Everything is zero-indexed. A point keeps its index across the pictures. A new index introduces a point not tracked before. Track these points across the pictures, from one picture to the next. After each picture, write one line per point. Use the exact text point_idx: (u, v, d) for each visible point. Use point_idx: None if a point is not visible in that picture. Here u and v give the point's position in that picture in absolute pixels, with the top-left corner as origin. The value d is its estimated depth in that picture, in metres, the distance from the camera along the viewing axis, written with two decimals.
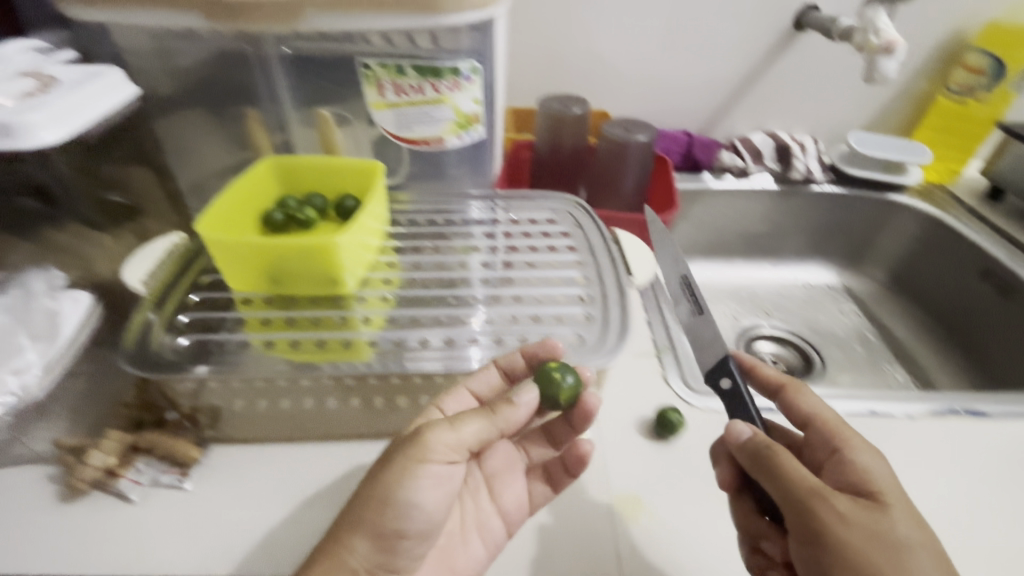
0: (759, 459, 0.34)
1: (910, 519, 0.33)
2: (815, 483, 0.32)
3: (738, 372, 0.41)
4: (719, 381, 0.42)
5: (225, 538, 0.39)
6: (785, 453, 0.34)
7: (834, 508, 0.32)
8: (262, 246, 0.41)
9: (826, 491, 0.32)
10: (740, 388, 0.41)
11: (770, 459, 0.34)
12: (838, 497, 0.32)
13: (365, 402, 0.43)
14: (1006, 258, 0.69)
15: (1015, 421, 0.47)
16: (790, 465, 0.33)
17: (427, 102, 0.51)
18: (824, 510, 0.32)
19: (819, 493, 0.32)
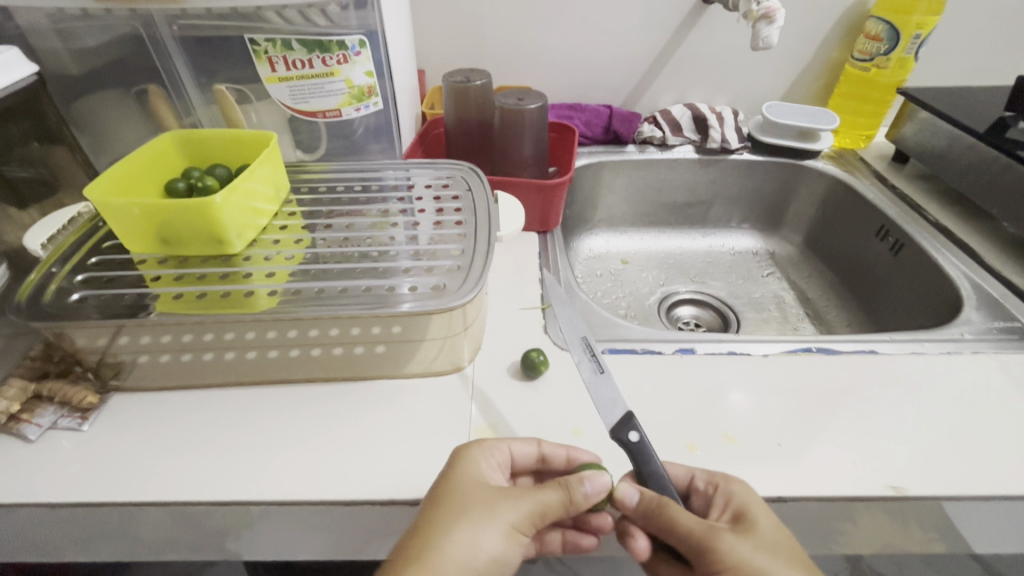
0: (654, 510, 0.38)
1: (791, 549, 0.35)
2: (701, 527, 0.36)
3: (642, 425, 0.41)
4: (626, 435, 0.42)
5: (130, 474, 0.43)
6: (672, 505, 0.37)
7: (724, 550, 0.35)
8: (144, 207, 0.44)
9: (710, 530, 0.36)
10: (645, 439, 0.41)
11: (661, 511, 0.37)
12: (723, 537, 0.35)
13: (261, 351, 0.47)
14: (898, 216, 0.72)
15: (862, 355, 0.51)
16: (678, 515, 0.37)
17: (318, 74, 0.55)
18: (713, 547, 0.35)
19: (707, 532, 0.36)
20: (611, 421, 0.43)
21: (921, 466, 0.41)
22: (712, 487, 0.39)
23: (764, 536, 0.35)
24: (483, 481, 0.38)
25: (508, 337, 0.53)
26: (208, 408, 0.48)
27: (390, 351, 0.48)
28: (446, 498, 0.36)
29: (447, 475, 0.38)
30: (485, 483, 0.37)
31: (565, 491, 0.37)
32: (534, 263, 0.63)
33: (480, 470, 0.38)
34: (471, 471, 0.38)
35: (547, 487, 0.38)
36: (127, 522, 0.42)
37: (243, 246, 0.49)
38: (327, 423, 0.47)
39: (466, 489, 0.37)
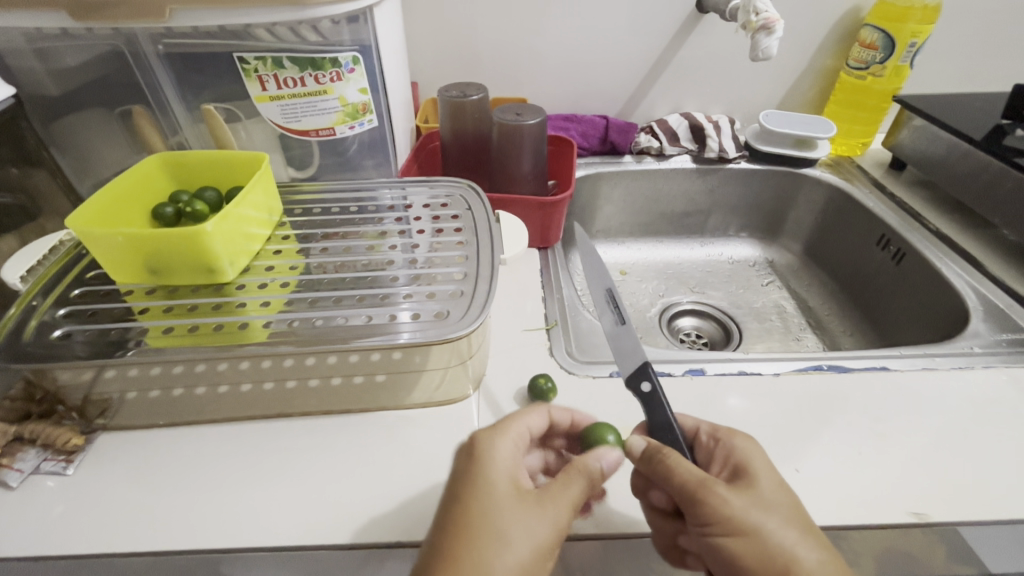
0: (654, 458, 0.37)
1: (791, 509, 0.34)
2: (698, 478, 0.35)
3: (656, 376, 0.41)
4: (640, 385, 0.42)
5: (118, 520, 0.41)
6: (671, 452, 0.36)
7: (723, 501, 0.34)
8: (131, 237, 0.42)
9: (707, 480, 0.35)
10: (657, 391, 0.41)
11: (659, 457, 0.36)
12: (718, 489, 0.34)
13: (256, 383, 0.45)
14: (899, 224, 0.71)
15: (872, 372, 0.50)
16: (677, 463, 0.35)
17: (310, 93, 0.53)
18: (709, 498, 0.34)
19: (704, 484, 0.34)
20: (626, 370, 0.44)
21: (940, 490, 0.41)
22: (717, 443, 0.39)
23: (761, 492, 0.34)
24: (508, 482, 0.35)
25: (512, 361, 0.51)
26: (201, 445, 0.46)
27: (393, 380, 0.46)
28: (469, 507, 0.33)
29: (469, 471, 0.35)
30: (511, 485, 0.34)
31: (586, 477, 0.36)
32: (535, 281, 0.61)
33: (503, 468, 0.35)
34: (492, 466, 0.35)
35: (568, 479, 0.35)
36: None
37: (235, 273, 0.47)
38: (327, 458, 0.45)
39: (490, 492, 0.34)
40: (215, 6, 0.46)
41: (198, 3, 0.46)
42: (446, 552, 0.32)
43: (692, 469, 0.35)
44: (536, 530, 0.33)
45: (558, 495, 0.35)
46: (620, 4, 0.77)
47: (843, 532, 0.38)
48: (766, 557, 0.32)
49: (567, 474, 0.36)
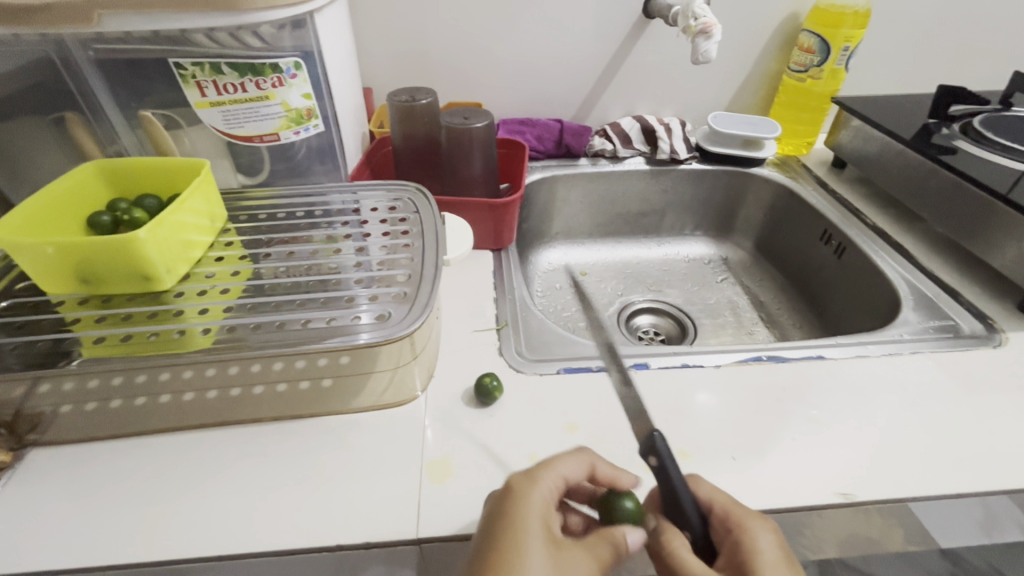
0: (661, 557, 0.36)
1: None
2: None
3: (666, 455, 0.36)
4: (648, 459, 0.38)
5: (52, 538, 0.39)
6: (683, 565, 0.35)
7: None
8: (59, 246, 0.41)
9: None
10: (668, 471, 0.36)
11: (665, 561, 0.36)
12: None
13: (200, 392, 0.44)
14: (839, 220, 0.74)
15: (808, 360, 0.52)
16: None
17: (252, 98, 0.52)
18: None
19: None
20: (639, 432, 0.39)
21: (866, 470, 0.43)
22: (727, 527, 0.36)
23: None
24: (542, 526, 0.34)
25: (462, 362, 0.52)
26: (142, 457, 0.45)
27: (340, 384, 0.46)
28: (505, 548, 0.32)
29: (506, 519, 0.34)
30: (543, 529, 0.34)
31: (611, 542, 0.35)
32: (488, 283, 0.62)
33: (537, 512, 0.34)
34: (528, 512, 0.34)
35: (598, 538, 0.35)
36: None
37: (174, 281, 0.46)
38: (273, 465, 0.44)
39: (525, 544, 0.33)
40: (147, 12, 0.45)
41: (127, 9, 0.45)
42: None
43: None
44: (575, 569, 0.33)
45: (588, 546, 0.34)
46: (570, 9, 0.79)
47: (776, 515, 0.40)
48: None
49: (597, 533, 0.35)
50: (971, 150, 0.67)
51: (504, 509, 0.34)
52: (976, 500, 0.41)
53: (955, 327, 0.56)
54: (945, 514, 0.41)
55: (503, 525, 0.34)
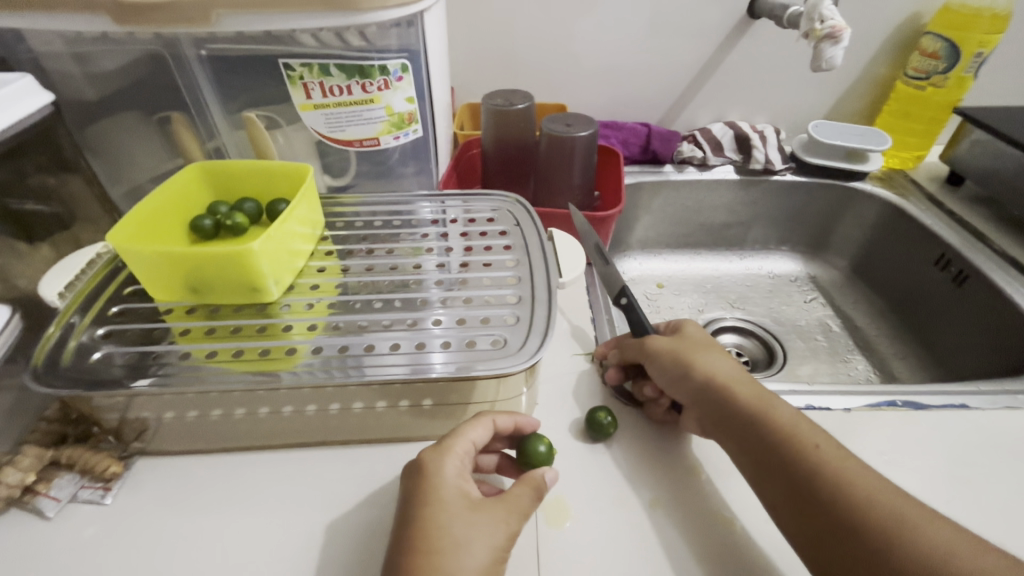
0: (679, 359, 0.43)
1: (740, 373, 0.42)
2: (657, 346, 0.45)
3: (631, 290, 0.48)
4: (620, 299, 0.49)
5: (156, 551, 0.39)
6: (696, 357, 0.43)
7: (678, 361, 0.43)
8: (175, 255, 0.40)
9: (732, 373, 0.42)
10: (632, 301, 0.48)
11: (650, 348, 0.45)
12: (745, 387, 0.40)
13: (300, 408, 0.43)
14: (962, 245, 0.68)
15: (952, 411, 0.47)
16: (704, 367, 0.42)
17: (357, 101, 0.50)
18: (733, 397, 0.40)
19: (733, 380, 0.41)
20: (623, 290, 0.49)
21: None
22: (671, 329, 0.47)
23: (763, 392, 0.40)
24: (457, 492, 0.36)
25: (561, 388, 0.49)
26: (240, 470, 0.44)
27: (444, 409, 0.44)
28: (424, 520, 0.34)
29: (420, 491, 0.36)
30: (460, 494, 0.36)
31: (531, 490, 0.37)
32: (580, 299, 0.59)
33: (448, 483, 0.36)
34: (439, 483, 0.36)
35: (515, 489, 0.37)
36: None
37: (280, 292, 0.44)
38: (374, 489, 0.43)
39: (442, 511, 0.34)
40: (262, 11, 0.43)
41: (243, 8, 0.43)
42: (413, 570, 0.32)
43: (717, 368, 0.42)
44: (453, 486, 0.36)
45: (506, 500, 0.36)
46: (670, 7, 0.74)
47: None
48: (814, 480, 0.35)
49: (516, 484, 0.37)
50: None
51: (414, 485, 0.36)
52: None
53: None
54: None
55: (414, 501, 0.35)
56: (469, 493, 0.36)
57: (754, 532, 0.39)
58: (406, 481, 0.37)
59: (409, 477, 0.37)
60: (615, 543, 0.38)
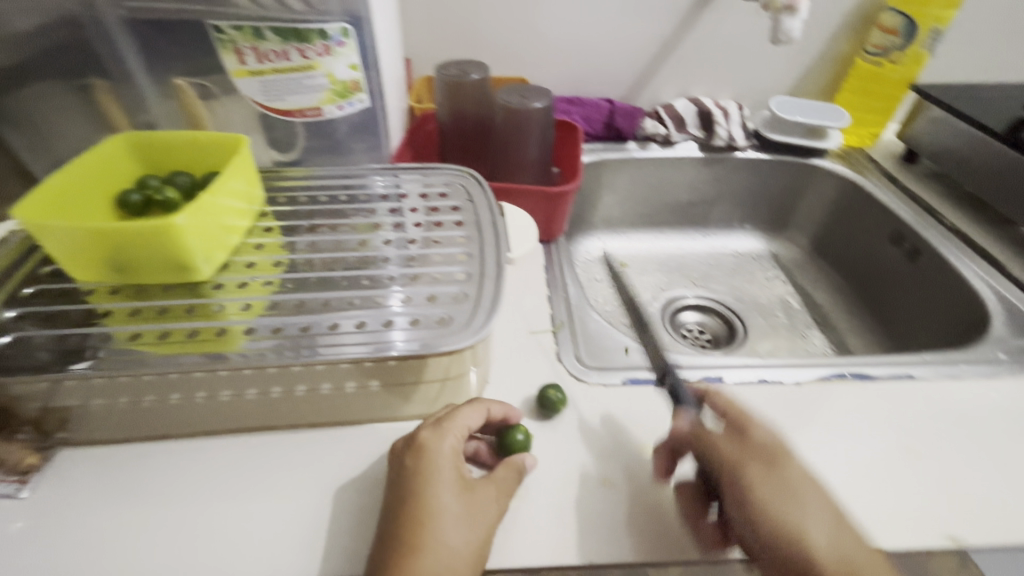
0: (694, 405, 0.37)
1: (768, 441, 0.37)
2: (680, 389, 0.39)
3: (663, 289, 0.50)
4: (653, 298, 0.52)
5: (81, 545, 0.37)
6: (736, 452, 0.36)
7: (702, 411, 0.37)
8: (91, 230, 0.37)
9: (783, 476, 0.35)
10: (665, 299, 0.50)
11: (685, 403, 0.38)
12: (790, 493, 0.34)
13: (237, 393, 0.41)
14: (915, 221, 0.69)
15: (899, 380, 0.47)
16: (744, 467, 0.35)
17: (295, 68, 0.48)
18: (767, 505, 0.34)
19: (779, 486, 0.34)
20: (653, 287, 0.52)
21: (968, 509, 0.39)
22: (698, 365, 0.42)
23: (806, 492, 0.34)
24: (453, 473, 0.36)
25: (517, 367, 0.48)
26: (175, 459, 0.41)
27: (391, 391, 0.42)
28: (421, 498, 0.34)
29: (417, 471, 0.36)
30: (455, 474, 0.36)
31: (517, 473, 0.38)
32: (538, 277, 0.57)
33: (446, 463, 0.36)
34: (437, 463, 0.36)
35: (503, 470, 0.38)
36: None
37: (212, 271, 0.42)
38: (318, 476, 0.41)
39: (439, 490, 0.35)
40: None
41: None
42: (408, 543, 0.33)
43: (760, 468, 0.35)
44: (448, 471, 0.36)
45: (495, 484, 0.37)
46: None
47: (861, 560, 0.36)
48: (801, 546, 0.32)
49: (503, 466, 0.38)
50: None
51: (412, 463, 0.36)
52: None
53: None
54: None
55: (412, 479, 0.35)
56: (463, 474, 0.37)
57: (702, 506, 0.38)
58: (401, 459, 0.37)
59: (405, 455, 0.37)
60: (561, 520, 0.38)
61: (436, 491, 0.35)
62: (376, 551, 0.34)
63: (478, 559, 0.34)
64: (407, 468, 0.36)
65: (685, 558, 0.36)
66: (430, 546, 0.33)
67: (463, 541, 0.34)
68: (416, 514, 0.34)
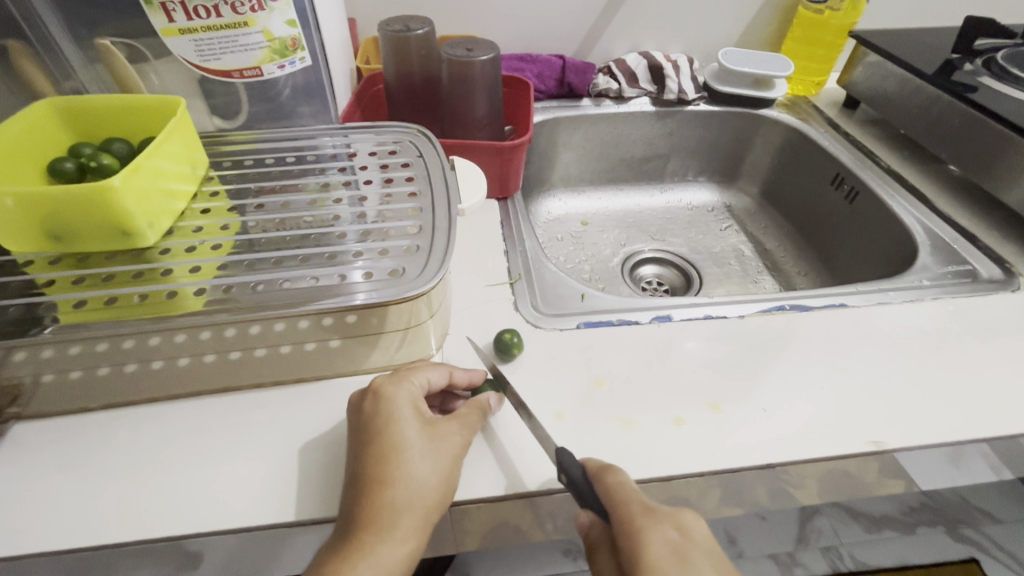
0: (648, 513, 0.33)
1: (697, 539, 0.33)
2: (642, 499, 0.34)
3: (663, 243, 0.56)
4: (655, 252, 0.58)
5: (42, 515, 0.37)
6: (646, 520, 0.33)
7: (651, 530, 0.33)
8: (23, 196, 0.36)
9: (687, 553, 0.32)
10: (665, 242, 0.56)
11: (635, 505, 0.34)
12: (685, 566, 0.31)
13: (195, 357, 0.41)
14: (853, 164, 0.72)
15: (833, 309, 0.51)
16: (647, 534, 0.33)
17: (228, 25, 0.46)
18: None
19: (676, 562, 0.32)
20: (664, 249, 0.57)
21: (890, 417, 0.42)
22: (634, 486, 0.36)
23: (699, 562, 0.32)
24: (413, 412, 0.37)
25: (476, 318, 0.49)
26: (135, 427, 0.42)
27: (351, 345, 0.43)
28: (385, 439, 0.36)
29: (377, 413, 0.37)
30: (415, 413, 0.37)
31: (480, 411, 0.40)
32: (497, 234, 0.59)
33: (405, 404, 0.37)
34: (396, 405, 0.37)
35: (464, 409, 0.39)
36: (35, 572, 0.36)
37: (157, 236, 0.41)
38: (281, 435, 0.42)
39: (399, 428, 0.36)
40: None
41: None
42: (376, 478, 0.34)
43: (665, 541, 0.32)
44: (407, 413, 0.37)
45: (457, 420, 0.38)
46: None
47: (788, 468, 0.40)
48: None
49: (465, 405, 0.40)
50: (994, 86, 0.65)
51: (371, 408, 0.37)
52: (990, 444, 0.42)
53: (973, 272, 0.56)
54: (952, 458, 0.42)
55: (372, 422, 0.37)
56: (423, 412, 0.38)
57: (651, 432, 0.41)
58: (360, 405, 0.38)
59: (363, 402, 0.38)
60: (519, 455, 0.40)
61: (397, 431, 0.36)
62: (347, 492, 0.35)
63: (446, 485, 0.36)
64: (367, 414, 0.37)
65: (638, 481, 0.38)
66: (395, 481, 0.34)
67: (430, 473, 0.35)
68: (380, 454, 0.35)
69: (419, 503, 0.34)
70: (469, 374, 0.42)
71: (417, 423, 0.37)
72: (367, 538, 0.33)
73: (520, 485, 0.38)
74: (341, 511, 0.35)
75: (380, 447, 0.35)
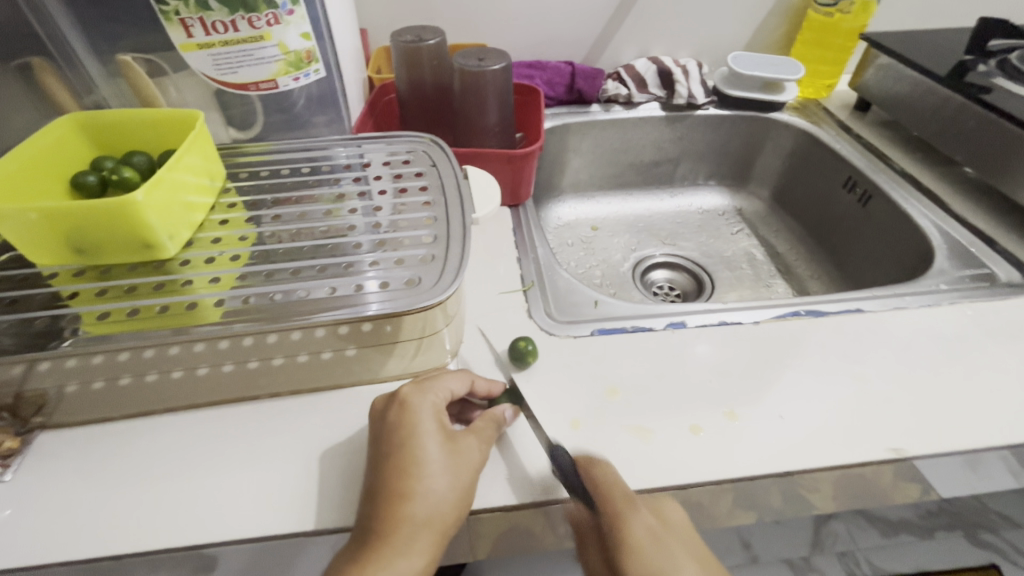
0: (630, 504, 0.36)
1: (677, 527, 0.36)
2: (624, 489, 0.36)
3: None
4: None
5: (66, 525, 0.37)
6: (626, 508, 0.36)
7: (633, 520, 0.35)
8: (49, 210, 0.37)
9: (666, 537, 0.35)
10: None
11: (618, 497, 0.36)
12: (664, 550, 0.34)
13: (215, 366, 0.41)
14: (867, 167, 0.71)
15: (848, 314, 0.51)
16: (628, 521, 0.35)
17: (245, 39, 0.47)
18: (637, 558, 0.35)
19: (655, 544, 0.34)
20: None
21: (909, 424, 0.42)
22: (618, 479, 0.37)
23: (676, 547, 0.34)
24: (434, 425, 0.37)
25: (490, 326, 0.50)
26: (157, 436, 0.42)
27: (367, 354, 0.43)
28: (407, 450, 0.36)
29: (400, 424, 0.37)
30: (436, 425, 0.38)
31: (496, 423, 0.40)
32: (509, 242, 0.59)
33: (427, 416, 0.38)
34: (419, 417, 0.37)
35: (481, 420, 0.40)
36: None
37: (178, 248, 0.42)
38: (298, 443, 0.42)
39: (421, 440, 0.36)
40: None
41: None
42: (396, 491, 0.35)
43: (645, 528, 0.35)
44: (430, 424, 0.37)
45: (475, 432, 0.39)
46: None
47: (806, 476, 0.39)
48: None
49: (481, 418, 0.40)
50: (1009, 87, 0.64)
51: (394, 418, 0.38)
52: (1013, 451, 0.41)
53: (991, 275, 0.56)
54: (972, 464, 0.41)
55: (395, 433, 0.37)
56: (445, 425, 0.38)
57: (668, 439, 0.41)
58: (383, 414, 0.39)
59: (388, 412, 0.38)
60: (536, 463, 0.40)
61: (419, 443, 0.36)
62: (365, 503, 0.35)
63: (463, 499, 0.36)
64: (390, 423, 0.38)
65: (656, 489, 0.38)
66: (414, 494, 0.35)
67: (448, 486, 0.36)
68: (400, 466, 0.35)
69: (437, 515, 0.35)
70: (487, 385, 0.43)
71: (439, 435, 0.37)
72: (385, 551, 0.33)
73: (537, 492, 0.38)
74: (358, 522, 0.35)
75: (401, 460, 0.36)
